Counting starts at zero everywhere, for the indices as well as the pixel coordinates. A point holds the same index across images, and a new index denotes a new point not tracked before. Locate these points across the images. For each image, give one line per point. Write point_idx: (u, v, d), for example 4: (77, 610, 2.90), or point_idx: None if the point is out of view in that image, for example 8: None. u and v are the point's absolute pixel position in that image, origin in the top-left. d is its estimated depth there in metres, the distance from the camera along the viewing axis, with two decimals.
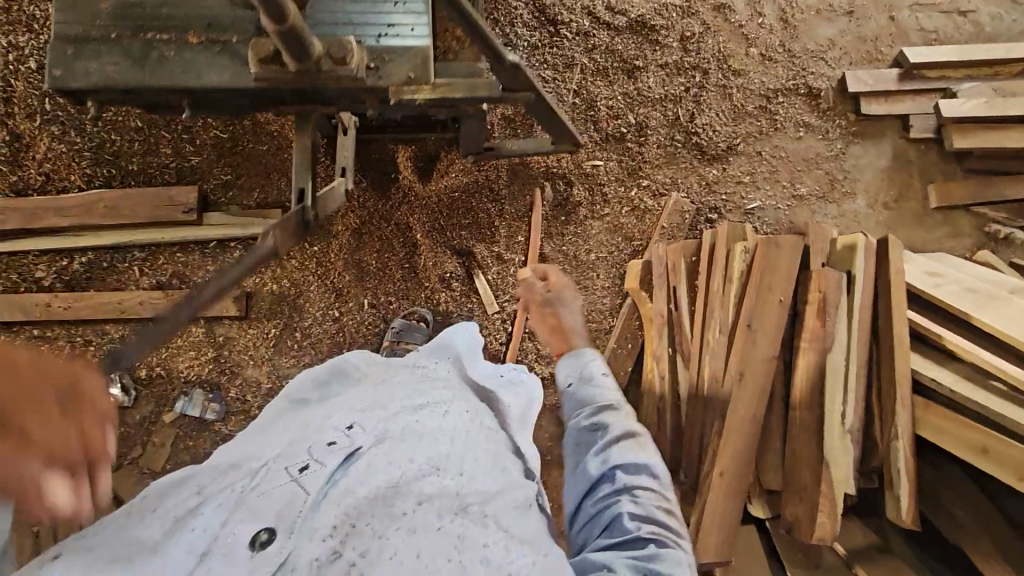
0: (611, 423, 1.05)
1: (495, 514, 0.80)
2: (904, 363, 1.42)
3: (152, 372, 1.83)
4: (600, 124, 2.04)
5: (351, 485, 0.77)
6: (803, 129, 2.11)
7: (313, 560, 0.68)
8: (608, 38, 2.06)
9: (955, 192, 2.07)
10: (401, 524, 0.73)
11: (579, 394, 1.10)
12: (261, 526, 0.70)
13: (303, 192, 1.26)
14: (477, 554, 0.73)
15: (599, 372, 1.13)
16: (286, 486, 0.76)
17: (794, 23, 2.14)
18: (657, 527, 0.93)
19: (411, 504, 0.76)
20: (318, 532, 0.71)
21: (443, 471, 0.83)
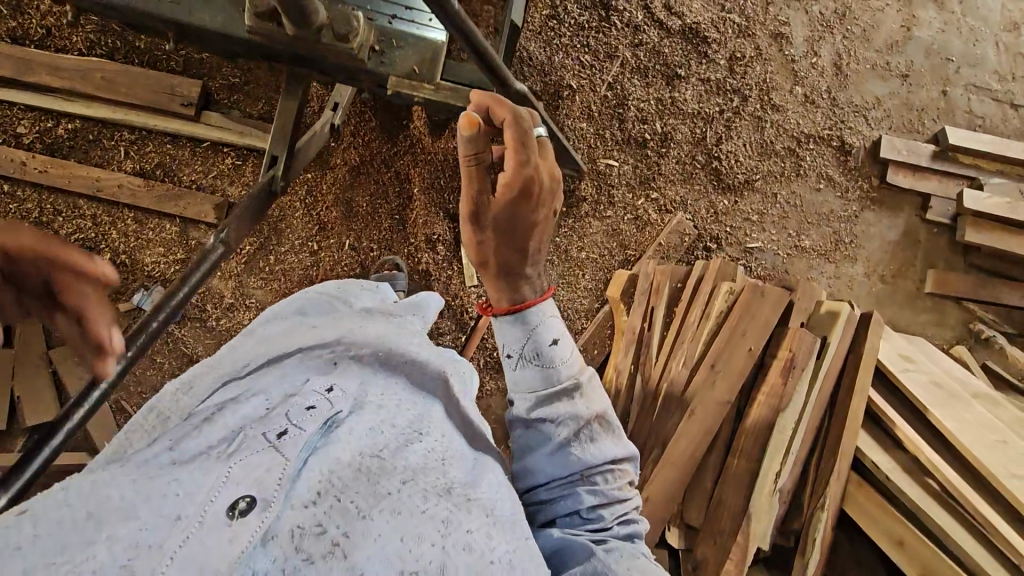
0: (571, 406, 1.00)
1: (472, 490, 0.79)
2: (849, 441, 1.43)
3: (116, 259, 1.78)
4: (625, 124, 1.98)
5: (335, 454, 0.71)
6: (824, 182, 2.07)
7: (296, 527, 0.62)
8: (657, 38, 2.00)
9: (952, 283, 2.06)
10: (389, 503, 0.69)
11: (530, 377, 1.01)
12: (240, 493, 0.61)
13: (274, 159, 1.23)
14: (460, 540, 0.70)
15: (548, 342, 1.01)
16: (264, 451, 0.67)
17: (845, 73, 2.09)
18: (617, 505, 1.00)
19: (395, 483, 0.71)
20: (301, 500, 0.65)
21: (426, 444, 0.80)
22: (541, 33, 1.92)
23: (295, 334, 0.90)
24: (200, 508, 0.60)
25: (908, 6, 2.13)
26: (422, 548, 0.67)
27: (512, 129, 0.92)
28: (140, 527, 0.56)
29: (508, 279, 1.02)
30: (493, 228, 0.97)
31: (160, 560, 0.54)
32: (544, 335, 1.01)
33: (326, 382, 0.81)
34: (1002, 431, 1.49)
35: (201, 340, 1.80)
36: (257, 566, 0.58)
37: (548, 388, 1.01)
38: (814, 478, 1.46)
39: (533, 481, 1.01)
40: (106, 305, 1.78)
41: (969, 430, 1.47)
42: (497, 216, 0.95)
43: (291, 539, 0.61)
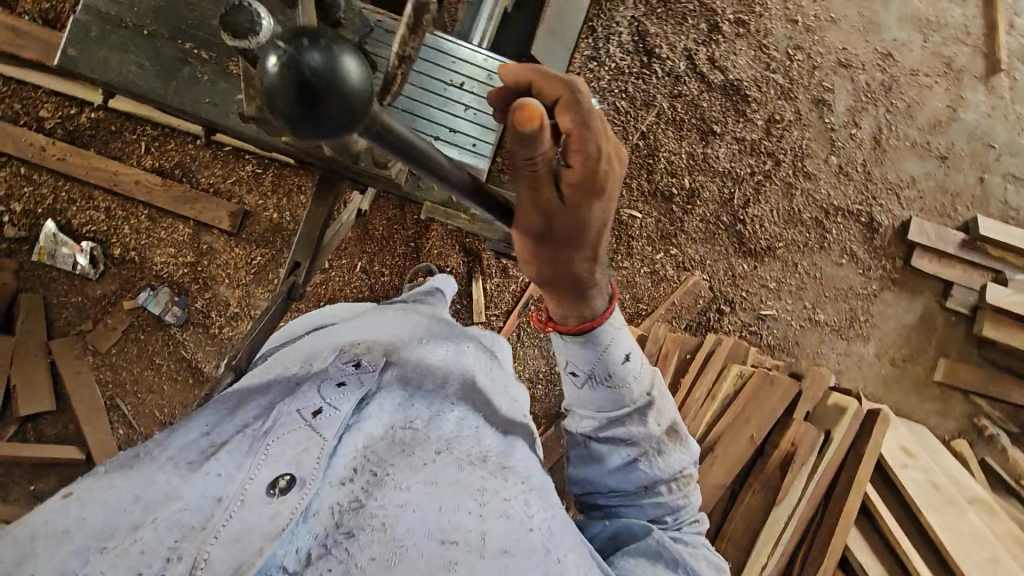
0: (642, 428, 0.88)
1: (508, 461, 0.77)
2: (839, 542, 1.38)
3: (126, 255, 1.76)
4: (653, 176, 1.95)
5: (368, 429, 0.70)
6: (847, 257, 2.04)
7: (333, 505, 0.62)
8: (697, 91, 1.96)
9: (961, 374, 2.04)
10: (427, 472, 0.67)
11: (601, 397, 0.88)
12: (278, 471, 0.62)
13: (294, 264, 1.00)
14: (500, 508, 0.68)
15: (621, 360, 0.85)
16: (298, 427, 0.66)
17: (884, 148, 2.05)
18: (681, 507, 0.92)
19: (430, 453, 0.70)
20: (336, 477, 0.64)
21: (460, 413, 0.79)
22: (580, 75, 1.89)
23: (327, 332, 0.92)
24: (240, 487, 0.61)
25: (957, 86, 2.08)
26: (464, 516, 0.64)
27: (569, 112, 0.68)
28: (183, 508, 0.59)
29: (576, 301, 0.81)
30: (560, 243, 0.71)
31: (206, 539, 0.56)
32: (616, 352, 0.84)
33: (354, 359, 0.79)
34: (995, 549, 1.46)
35: (201, 346, 1.78)
36: (297, 538, 0.58)
37: (618, 408, 0.88)
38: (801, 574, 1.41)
39: (591, 482, 0.94)
40: (111, 300, 1.76)
41: (963, 544, 1.44)
42: (564, 224, 0.69)
43: (330, 515, 0.61)
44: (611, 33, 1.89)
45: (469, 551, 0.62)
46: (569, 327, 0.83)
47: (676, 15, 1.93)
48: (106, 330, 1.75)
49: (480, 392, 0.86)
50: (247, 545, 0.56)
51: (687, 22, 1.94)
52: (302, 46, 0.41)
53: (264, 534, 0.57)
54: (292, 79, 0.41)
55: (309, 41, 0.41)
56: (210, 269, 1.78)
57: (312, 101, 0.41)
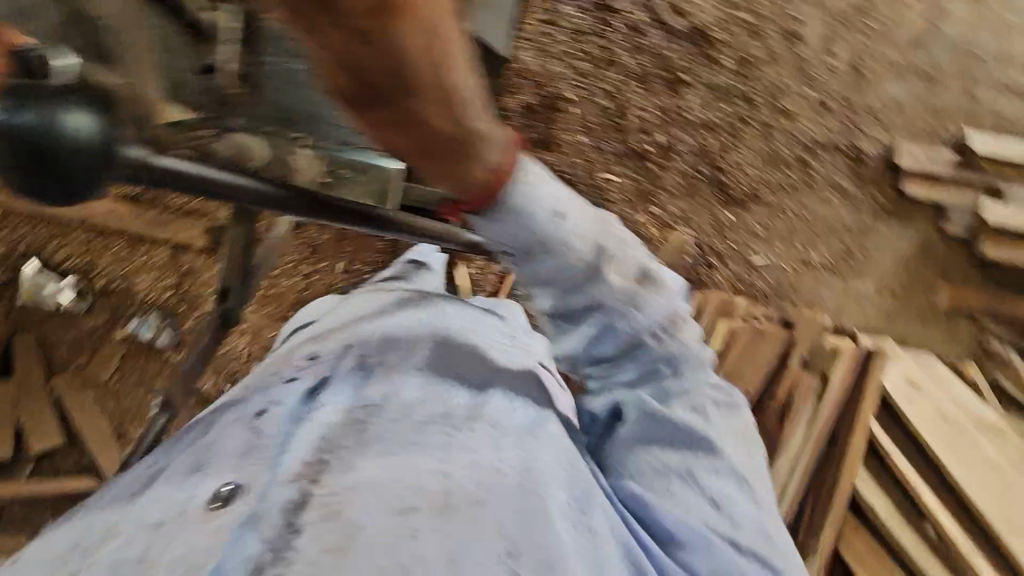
0: (605, 284, 0.79)
1: (457, 413, 0.81)
2: (846, 480, 1.38)
3: (111, 285, 1.77)
4: (624, 136, 1.91)
5: (323, 418, 0.77)
6: (835, 193, 1.98)
7: (281, 503, 0.66)
8: (661, 42, 1.89)
9: (965, 298, 1.99)
10: (379, 447, 0.74)
11: (542, 267, 0.75)
12: (228, 484, 0.69)
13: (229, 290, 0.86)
14: (461, 458, 0.75)
15: (546, 218, 0.69)
16: (247, 442, 0.75)
17: (864, 74, 1.96)
18: (678, 352, 0.91)
19: (383, 427, 0.77)
20: (287, 473, 0.69)
21: (422, 376, 0.85)
22: (535, 41, 1.86)
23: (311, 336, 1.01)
24: (184, 503, 0.68)
25: None
26: (423, 476, 0.71)
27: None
28: (123, 540, 0.65)
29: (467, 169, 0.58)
30: (392, 104, 0.48)
31: (140, 567, 0.61)
32: (538, 212, 0.68)
33: (314, 363, 0.89)
34: (999, 464, 1.47)
35: None
36: (245, 545, 0.63)
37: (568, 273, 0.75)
38: (811, 520, 1.39)
39: (575, 361, 0.94)
40: (103, 331, 1.79)
41: (968, 470, 1.44)
42: (379, 76, 0.46)
43: (280, 517, 0.65)
44: None
45: (429, 509, 0.68)
46: (475, 201, 0.64)
47: None
48: (104, 361, 1.79)
49: (450, 343, 0.91)
50: (189, 562, 0.61)
51: None
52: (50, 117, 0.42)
53: (199, 547, 0.62)
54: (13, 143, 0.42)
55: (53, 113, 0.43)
56: (193, 291, 1.76)
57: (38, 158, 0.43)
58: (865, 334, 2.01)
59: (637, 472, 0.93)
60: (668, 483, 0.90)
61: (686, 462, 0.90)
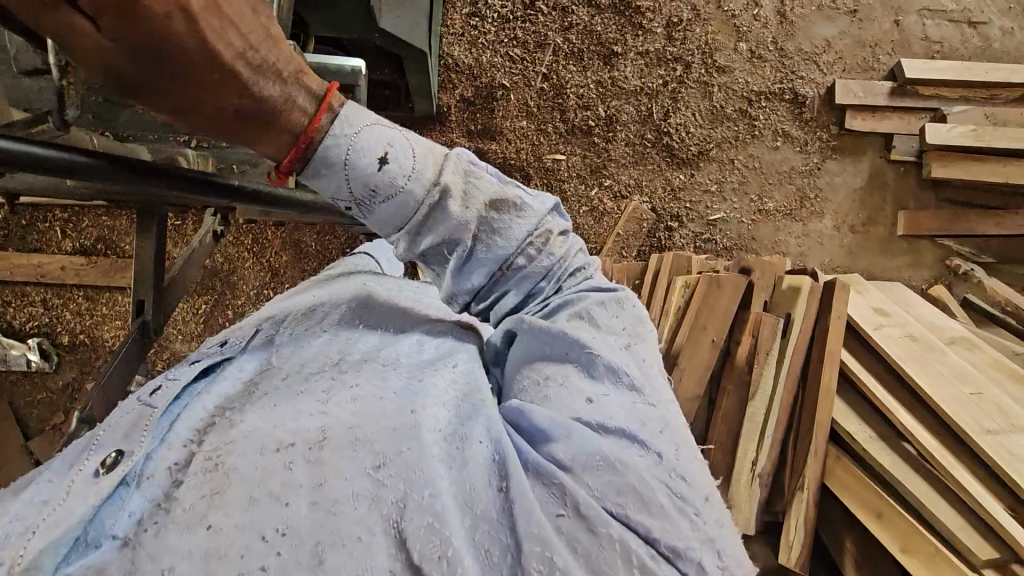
0: (449, 223, 0.64)
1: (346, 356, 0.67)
2: (824, 412, 1.39)
3: (77, 339, 1.77)
4: (567, 114, 1.91)
5: (224, 381, 0.65)
6: (781, 139, 2.00)
7: (164, 467, 0.55)
8: (587, 16, 1.91)
9: (922, 222, 2.02)
10: (266, 401, 0.61)
11: (380, 211, 0.63)
12: (109, 451, 0.56)
13: (141, 303, 0.82)
14: (363, 397, 0.60)
15: (369, 167, 0.60)
16: (127, 407, 0.61)
17: (791, 20, 1.99)
18: (556, 266, 0.70)
19: (280, 381, 0.64)
20: (177, 437, 0.58)
21: (331, 326, 0.72)
22: (464, 34, 1.86)
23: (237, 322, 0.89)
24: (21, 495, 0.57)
25: None
26: (299, 421, 0.58)
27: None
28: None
29: (271, 135, 0.55)
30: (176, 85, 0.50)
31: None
32: (362, 158, 0.59)
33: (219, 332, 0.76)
34: (976, 382, 1.44)
35: None
36: (116, 504, 0.51)
37: (406, 224, 0.64)
38: (794, 457, 1.41)
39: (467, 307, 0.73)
40: (76, 386, 1.78)
41: (942, 384, 1.42)
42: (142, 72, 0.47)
43: (165, 475, 0.55)
44: None
45: (307, 448, 0.55)
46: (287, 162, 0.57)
47: None
48: None
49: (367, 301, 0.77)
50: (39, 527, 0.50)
51: None
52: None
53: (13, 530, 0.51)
54: None
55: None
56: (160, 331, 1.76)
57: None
58: (832, 273, 2.03)
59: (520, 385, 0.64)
60: (551, 386, 0.62)
61: (571, 372, 0.62)
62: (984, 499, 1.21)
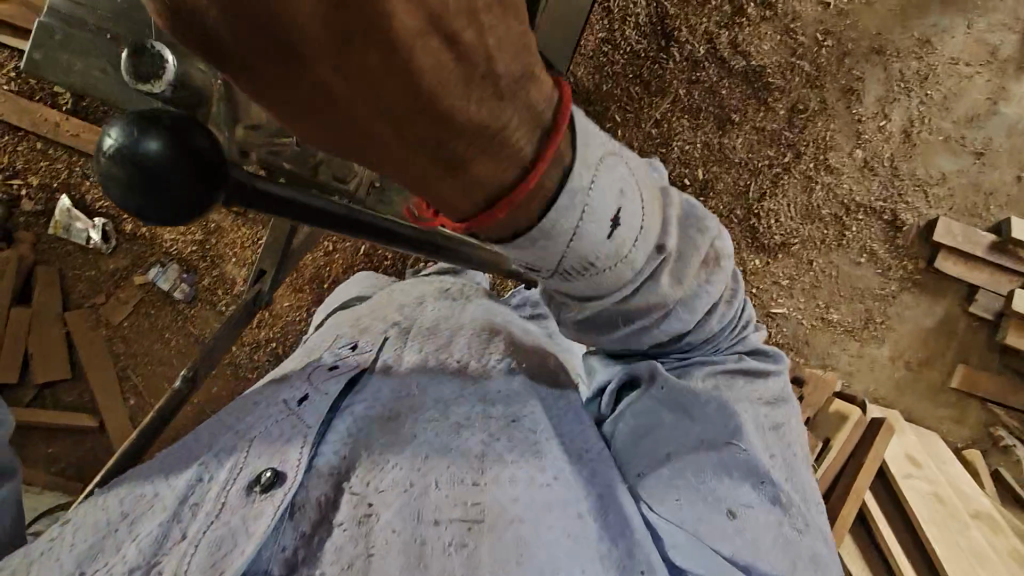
0: (658, 291, 0.68)
1: (516, 417, 0.80)
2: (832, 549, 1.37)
3: (139, 232, 1.79)
4: (665, 166, 1.90)
5: (357, 412, 0.80)
6: (866, 257, 1.96)
7: (320, 498, 0.71)
8: (715, 77, 1.88)
9: (979, 383, 1.97)
10: (413, 448, 0.75)
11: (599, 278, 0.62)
12: (265, 469, 0.70)
13: (262, 273, 1.01)
14: (499, 472, 0.73)
15: (607, 228, 0.57)
16: (284, 419, 0.75)
17: (914, 142, 1.94)
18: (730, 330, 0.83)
19: (420, 427, 0.77)
20: (325, 468, 0.73)
21: (463, 375, 0.86)
22: (592, 58, 1.84)
23: (353, 311, 1.07)
24: (223, 489, 0.69)
25: (1002, 77, 1.94)
26: (450, 486, 0.71)
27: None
28: (162, 520, 0.66)
29: (455, 177, 0.47)
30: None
31: (188, 548, 0.64)
32: (599, 220, 0.56)
33: (352, 344, 0.90)
34: (992, 565, 1.42)
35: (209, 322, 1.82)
36: (281, 535, 0.68)
37: (625, 280, 0.64)
38: None
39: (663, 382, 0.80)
40: (125, 275, 1.81)
41: (957, 558, 1.41)
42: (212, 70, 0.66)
43: (315, 510, 0.70)
44: (626, 14, 1.83)
45: (466, 524, 0.68)
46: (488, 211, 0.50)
47: None
48: (120, 304, 1.82)
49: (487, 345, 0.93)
50: (229, 550, 0.64)
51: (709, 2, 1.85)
52: (133, 138, 0.43)
53: (246, 535, 0.65)
54: (128, 170, 0.43)
55: (141, 131, 0.44)
56: (218, 249, 1.77)
57: (156, 184, 0.44)
58: (873, 402, 1.99)
59: (664, 468, 0.78)
60: (700, 504, 0.74)
61: (721, 472, 0.75)
62: None
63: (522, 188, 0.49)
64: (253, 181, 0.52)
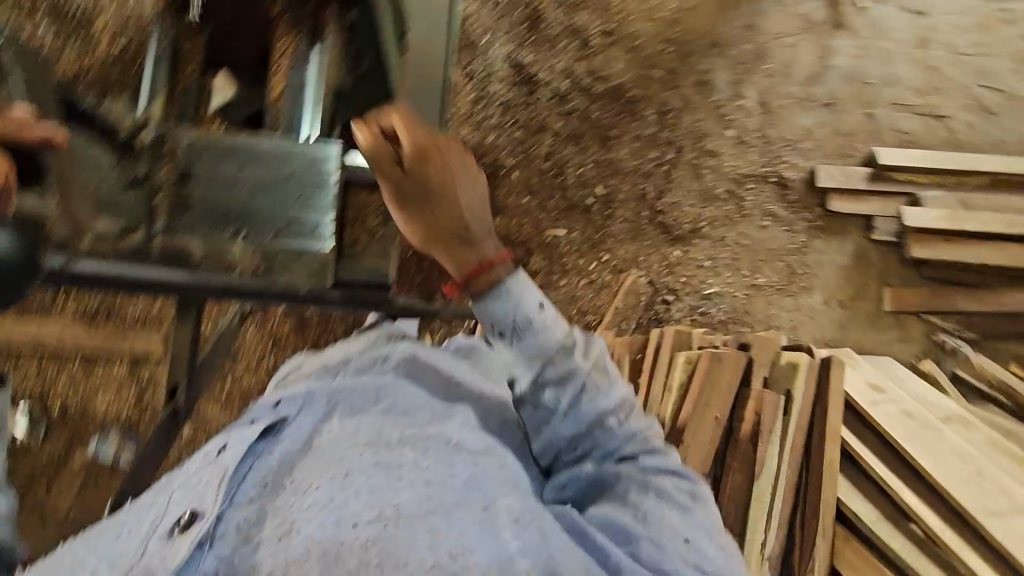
0: (572, 364, 0.96)
1: (423, 438, 0.91)
2: (829, 496, 1.40)
3: (69, 408, 1.72)
4: (566, 192, 2.01)
5: (272, 455, 0.88)
6: (769, 219, 2.12)
7: (241, 523, 0.80)
8: (584, 103, 2.05)
9: (908, 299, 2.11)
10: (329, 470, 0.84)
11: (526, 345, 0.94)
12: (183, 511, 0.79)
13: (175, 388, 0.99)
14: (402, 478, 0.83)
15: (537, 307, 0.93)
16: (206, 470, 0.84)
17: (772, 110, 2.16)
18: (640, 430, 1.02)
19: (334, 456, 0.86)
20: (244, 499, 0.82)
21: (379, 410, 0.95)
22: (469, 117, 1.98)
23: (305, 366, 1.24)
24: (149, 536, 0.78)
25: (823, 38, 2.21)
26: (359, 498, 0.80)
27: (427, 147, 0.90)
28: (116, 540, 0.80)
29: (464, 250, 0.91)
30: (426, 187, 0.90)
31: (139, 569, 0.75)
32: (529, 302, 0.92)
33: (276, 400, 1.01)
34: (975, 460, 1.45)
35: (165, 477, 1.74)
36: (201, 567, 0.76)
37: (551, 352, 0.95)
38: (802, 543, 1.39)
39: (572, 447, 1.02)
40: (64, 457, 1.72)
41: (942, 463, 1.43)
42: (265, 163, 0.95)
43: (237, 533, 0.79)
44: (488, 71, 2.00)
45: (366, 529, 0.77)
46: (472, 273, 0.91)
47: (546, 41, 2.05)
48: (65, 488, 1.72)
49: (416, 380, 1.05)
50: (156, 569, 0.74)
51: (558, 45, 2.06)
52: None
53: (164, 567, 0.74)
54: None
55: None
56: (155, 399, 1.73)
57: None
58: (825, 347, 2.09)
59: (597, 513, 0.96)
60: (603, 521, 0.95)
61: (603, 507, 0.97)
62: None
63: (492, 265, 0.91)
64: (72, 264, 0.89)
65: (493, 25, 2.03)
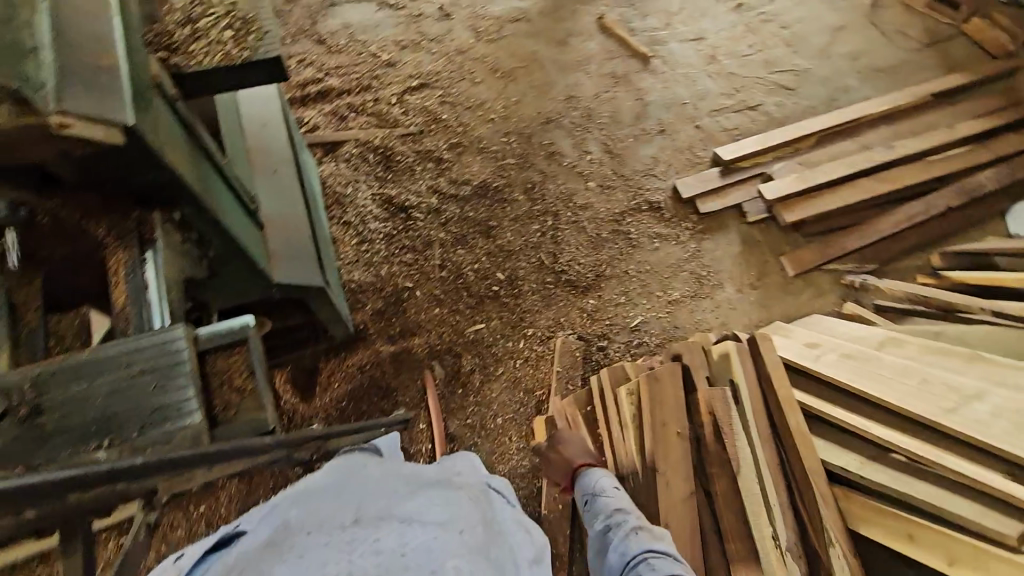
0: (629, 519, 1.23)
1: (387, 513, 0.82)
2: (811, 459, 1.41)
3: None
4: (471, 288, 2.10)
5: (236, 557, 0.76)
6: (658, 240, 2.28)
7: None
8: (458, 208, 2.22)
9: (805, 258, 2.27)
10: (292, 551, 0.72)
11: (601, 513, 1.28)
12: None
13: None
14: (366, 548, 0.73)
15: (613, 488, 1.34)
16: None
17: (618, 153, 2.42)
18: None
19: (298, 537, 0.75)
20: None
21: (344, 501, 0.86)
22: (358, 259, 2.09)
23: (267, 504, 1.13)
24: None
25: (632, 86, 2.57)
26: (321, 568, 0.69)
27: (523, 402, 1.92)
28: None
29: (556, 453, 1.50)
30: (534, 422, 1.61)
31: None
32: (607, 483, 1.35)
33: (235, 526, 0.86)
34: (918, 371, 1.51)
35: None
36: None
37: (615, 515, 1.26)
38: (810, 517, 1.36)
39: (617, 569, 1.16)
40: None
41: (893, 386, 1.47)
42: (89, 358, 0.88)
43: None
44: (362, 214, 2.16)
45: None
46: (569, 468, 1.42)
47: (405, 172, 2.26)
48: None
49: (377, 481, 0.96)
50: None
51: (416, 171, 2.27)
52: None
53: None
54: None
55: None
56: None
57: None
58: (759, 329, 2.17)
59: None
60: None
61: None
62: (984, 478, 1.19)
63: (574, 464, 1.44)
64: None
65: (354, 176, 2.23)
